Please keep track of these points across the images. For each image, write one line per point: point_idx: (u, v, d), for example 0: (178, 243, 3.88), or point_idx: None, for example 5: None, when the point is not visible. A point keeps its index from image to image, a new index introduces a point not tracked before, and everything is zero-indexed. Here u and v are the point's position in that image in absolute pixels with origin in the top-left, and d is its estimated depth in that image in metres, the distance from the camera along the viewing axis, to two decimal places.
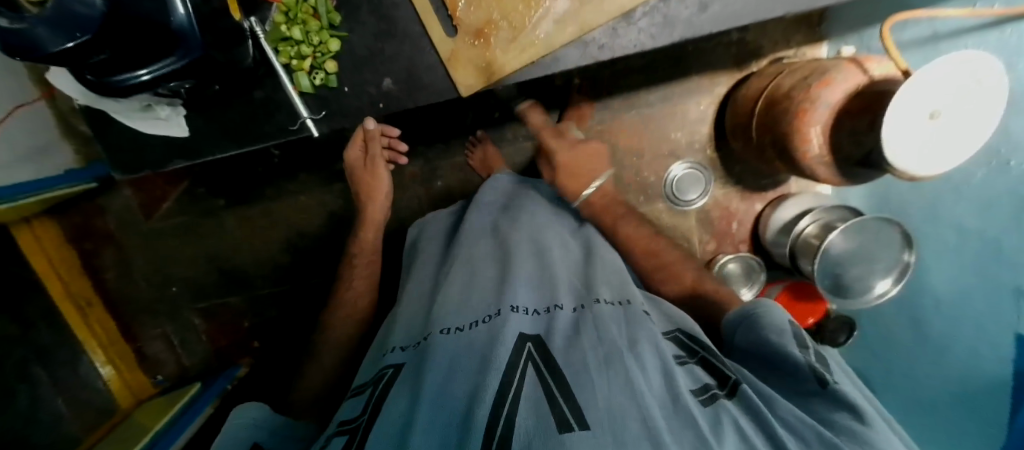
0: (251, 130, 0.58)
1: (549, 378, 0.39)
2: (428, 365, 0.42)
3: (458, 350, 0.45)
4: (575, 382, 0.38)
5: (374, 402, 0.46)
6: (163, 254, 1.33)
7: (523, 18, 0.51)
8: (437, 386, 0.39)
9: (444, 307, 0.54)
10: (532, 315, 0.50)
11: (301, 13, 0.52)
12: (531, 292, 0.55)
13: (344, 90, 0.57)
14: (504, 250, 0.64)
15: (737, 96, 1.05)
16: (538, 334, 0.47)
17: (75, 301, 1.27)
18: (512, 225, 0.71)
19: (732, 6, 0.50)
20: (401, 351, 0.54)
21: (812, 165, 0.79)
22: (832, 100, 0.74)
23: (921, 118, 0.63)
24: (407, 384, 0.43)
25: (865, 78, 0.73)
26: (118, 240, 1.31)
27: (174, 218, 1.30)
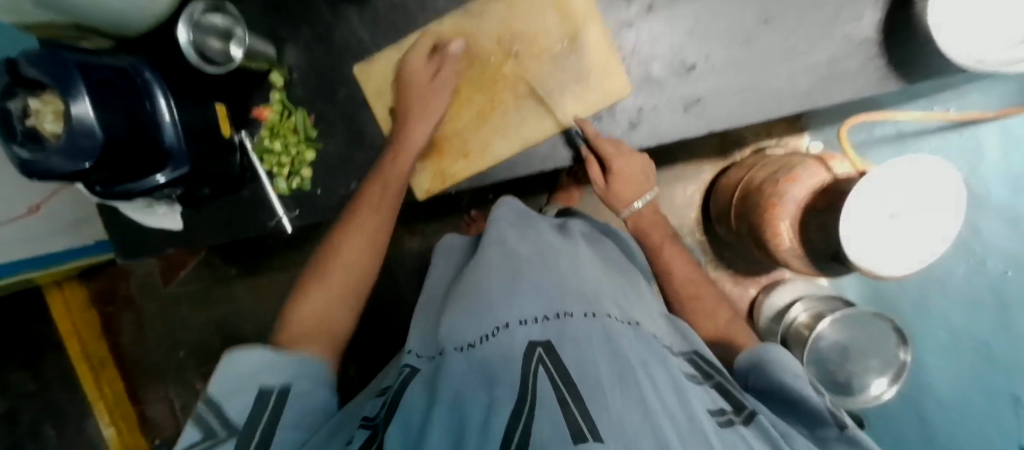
0: (235, 225, 0.55)
1: (561, 381, 0.36)
2: (445, 375, 0.40)
3: (468, 366, 0.40)
4: (586, 391, 0.35)
5: (394, 397, 0.43)
6: (174, 319, 1.39)
7: (469, 131, 0.50)
8: (455, 386, 0.38)
9: (453, 308, 0.49)
10: (542, 322, 0.43)
11: (283, 129, 0.51)
12: (541, 297, 0.46)
13: (318, 192, 0.53)
14: (510, 249, 0.54)
15: (718, 188, 1.08)
16: (548, 338, 0.41)
17: (91, 362, 1.36)
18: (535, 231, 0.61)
19: (659, 128, 0.49)
20: (417, 356, 0.49)
21: (786, 257, 0.79)
22: (800, 196, 0.76)
23: (882, 216, 0.63)
24: (424, 385, 0.41)
25: (829, 175, 0.75)
26: (137, 303, 1.38)
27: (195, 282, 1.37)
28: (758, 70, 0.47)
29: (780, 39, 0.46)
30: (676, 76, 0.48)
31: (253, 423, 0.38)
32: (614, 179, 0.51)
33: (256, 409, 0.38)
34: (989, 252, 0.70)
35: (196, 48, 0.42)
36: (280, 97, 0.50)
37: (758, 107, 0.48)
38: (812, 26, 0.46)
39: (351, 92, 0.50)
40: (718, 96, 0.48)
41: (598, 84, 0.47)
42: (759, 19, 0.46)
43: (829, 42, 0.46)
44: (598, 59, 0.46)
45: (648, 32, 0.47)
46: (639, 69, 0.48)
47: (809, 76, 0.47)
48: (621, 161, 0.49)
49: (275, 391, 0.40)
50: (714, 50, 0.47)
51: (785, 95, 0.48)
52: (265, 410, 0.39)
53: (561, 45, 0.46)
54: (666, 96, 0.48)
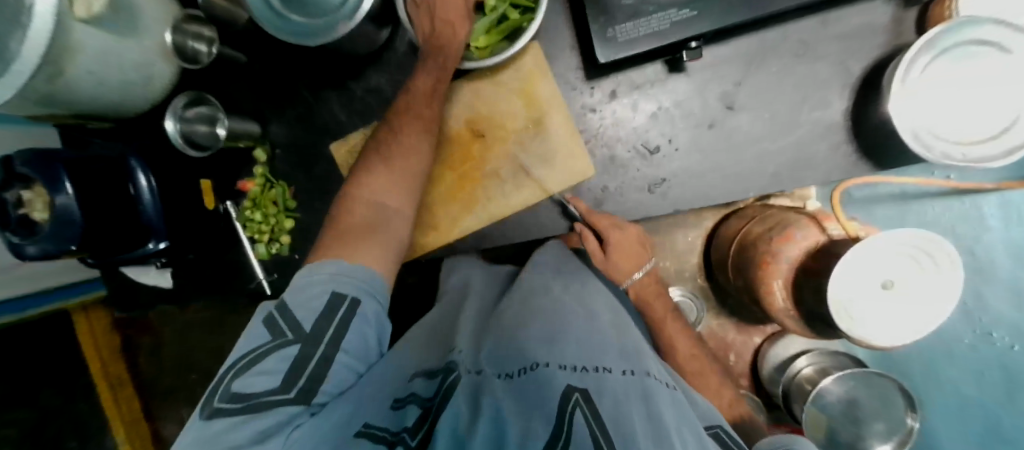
0: (219, 286, 0.57)
1: (602, 436, 0.25)
2: (483, 396, 0.30)
3: (492, 415, 0.28)
4: (624, 442, 0.24)
5: (447, 385, 0.32)
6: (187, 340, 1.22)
7: (444, 204, 0.52)
8: (487, 414, 0.28)
9: (494, 336, 0.39)
10: (583, 371, 0.31)
11: (263, 199, 0.53)
12: (584, 345, 0.35)
13: (295, 257, 0.55)
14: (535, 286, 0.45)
15: (717, 236, 1.05)
16: (585, 384, 0.30)
17: None
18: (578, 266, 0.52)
19: (625, 206, 0.50)
20: (463, 354, 0.37)
21: (781, 316, 0.78)
22: (793, 256, 0.73)
23: (872, 286, 0.61)
24: (468, 394, 0.31)
25: (824, 236, 0.72)
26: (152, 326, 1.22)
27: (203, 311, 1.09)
28: (723, 152, 0.47)
29: (745, 125, 0.47)
30: (639, 159, 0.48)
31: (315, 335, 0.34)
32: (611, 252, 0.50)
33: (327, 308, 0.35)
34: (994, 323, 0.66)
35: (183, 135, 0.46)
36: (261, 171, 0.53)
37: (723, 190, 0.48)
38: (778, 113, 0.46)
39: (327, 167, 0.53)
40: (684, 176, 0.48)
41: (564, 164, 0.48)
42: (720, 104, 0.47)
43: (796, 128, 0.46)
44: (561, 144, 0.48)
45: (610, 116, 0.48)
46: (603, 150, 0.49)
47: (779, 160, 0.47)
48: (616, 231, 0.49)
49: (344, 302, 0.36)
50: (677, 133, 0.47)
51: (753, 178, 0.47)
52: (331, 317, 0.35)
53: (523, 129, 0.49)
54: (630, 177, 0.49)
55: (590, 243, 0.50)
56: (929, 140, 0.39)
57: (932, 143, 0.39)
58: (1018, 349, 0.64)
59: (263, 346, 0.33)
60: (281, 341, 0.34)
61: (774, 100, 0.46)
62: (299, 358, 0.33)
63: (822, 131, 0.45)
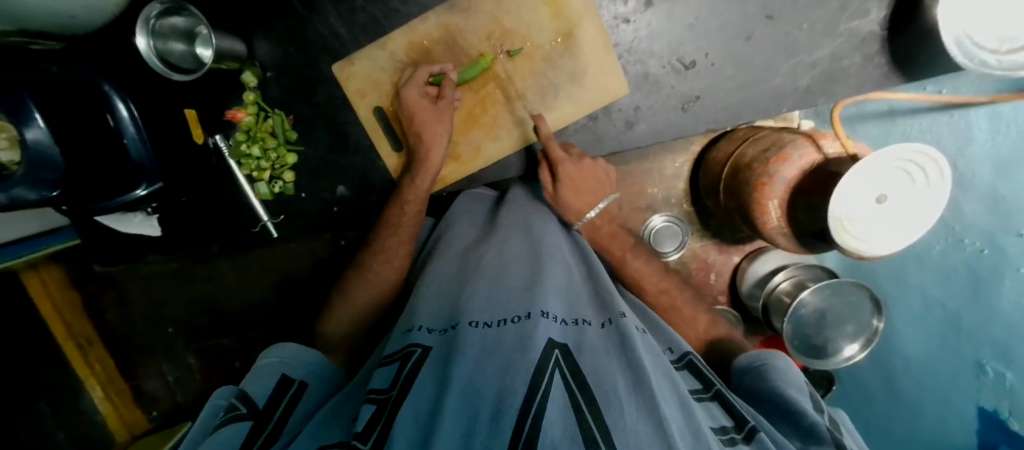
0: (222, 230, 0.58)
1: (574, 381, 0.29)
2: (454, 356, 0.31)
3: (482, 349, 0.31)
4: (603, 396, 0.27)
5: (406, 373, 0.32)
6: (135, 305, 1.02)
7: (464, 133, 0.53)
8: (468, 372, 0.29)
9: (470, 285, 0.40)
10: (562, 324, 0.35)
11: (261, 132, 0.53)
12: (566, 297, 0.39)
13: (301, 196, 0.57)
14: (523, 240, 0.46)
15: (707, 160, 0.94)
16: (566, 341, 0.33)
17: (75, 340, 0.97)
18: (546, 226, 0.50)
19: (656, 126, 0.51)
20: (427, 333, 0.37)
21: (772, 235, 0.74)
22: (790, 176, 0.69)
23: (870, 198, 0.61)
24: (435, 370, 0.31)
25: (819, 156, 0.68)
26: (116, 284, 1.00)
27: (172, 262, 0.99)
28: (756, 68, 0.48)
29: (775, 37, 0.46)
30: (672, 76, 0.49)
31: (267, 409, 0.38)
32: (563, 186, 0.50)
33: (276, 391, 0.40)
34: (966, 230, 0.67)
35: (159, 55, 0.40)
36: (253, 98, 0.51)
37: (752, 105, 0.49)
38: (817, 23, 0.46)
39: (329, 91, 0.52)
40: (716, 93, 0.49)
41: (595, 83, 0.49)
42: (760, 15, 0.46)
43: (833, 39, 0.46)
44: (592, 60, 0.48)
45: (645, 27, 0.48)
46: (634, 68, 0.49)
47: (811, 73, 0.47)
48: (568, 164, 0.49)
49: (293, 383, 0.42)
50: (712, 47, 0.47)
51: (783, 93, 0.48)
52: (282, 395, 0.40)
53: (551, 44, 0.48)
54: (663, 94, 0.50)
55: (545, 174, 0.51)
56: (970, 48, 0.39)
57: (973, 51, 0.39)
58: (987, 252, 0.64)
59: (220, 422, 0.37)
60: (233, 415, 0.37)
61: (816, 7, 0.45)
62: (250, 430, 0.36)
63: (858, 43, 0.46)
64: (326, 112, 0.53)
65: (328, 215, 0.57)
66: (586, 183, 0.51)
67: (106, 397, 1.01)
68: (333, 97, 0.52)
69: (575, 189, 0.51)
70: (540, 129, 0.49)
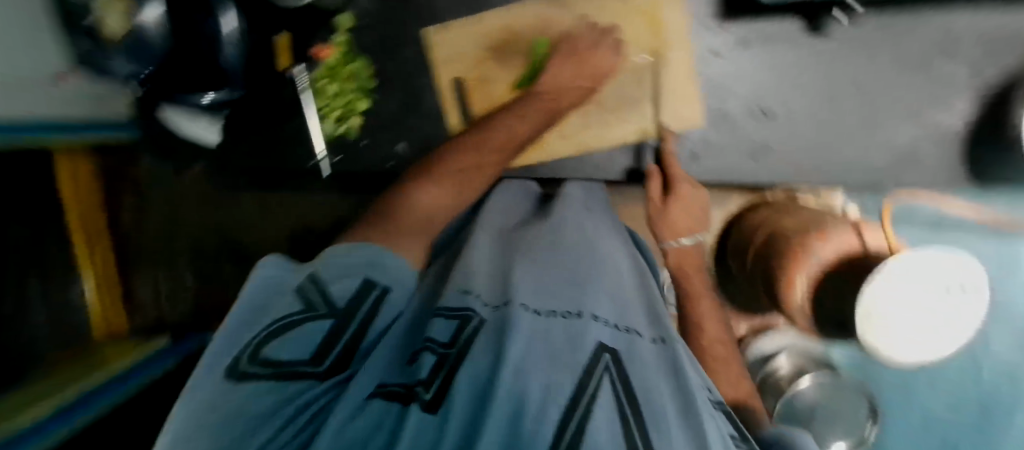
0: (275, 157, 0.59)
1: (626, 396, 0.26)
2: (506, 336, 0.28)
3: (536, 338, 0.29)
4: (652, 418, 0.25)
5: (465, 338, 0.30)
6: (158, 215, 1.04)
7: None
8: (519, 356, 0.27)
9: (518, 272, 0.38)
10: (614, 330, 0.33)
11: (342, 72, 0.55)
12: (617, 304, 0.37)
13: (361, 143, 0.57)
14: (587, 241, 0.44)
15: (746, 219, 0.90)
16: (616, 347, 0.31)
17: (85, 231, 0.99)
18: (607, 233, 0.47)
19: (721, 165, 0.52)
20: (482, 305, 0.35)
21: (792, 314, 0.71)
22: (824, 256, 0.65)
23: (905, 304, 0.58)
24: (485, 344, 0.29)
25: (860, 245, 0.65)
26: (146, 190, 1.02)
27: (203, 183, 1.00)
28: (833, 133, 0.49)
29: (861, 109, 0.48)
30: (751, 120, 0.50)
31: (348, 311, 0.31)
32: (672, 204, 0.48)
33: (355, 290, 0.32)
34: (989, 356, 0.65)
35: None
36: (342, 40, 0.54)
37: (821, 168, 0.50)
38: (904, 105, 0.47)
39: (416, 52, 0.54)
40: (790, 148, 0.50)
41: (672, 107, 0.51)
42: (848, 84, 0.48)
43: (915, 125, 0.48)
44: (676, 83, 0.51)
45: (734, 66, 0.49)
46: (715, 104, 0.51)
47: (886, 153, 0.49)
48: (686, 185, 0.48)
49: (374, 288, 0.33)
50: (795, 102, 0.49)
51: (854, 164, 0.50)
52: (360, 299, 0.32)
53: (641, 59, 0.50)
54: (736, 134, 0.51)
55: (654, 185, 0.50)
56: None
57: None
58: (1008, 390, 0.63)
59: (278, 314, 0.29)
60: (300, 308, 0.30)
61: (907, 91, 0.47)
62: (329, 330, 0.30)
63: (937, 136, 0.48)
64: (407, 71, 0.55)
65: (382, 168, 0.58)
66: (693, 213, 0.48)
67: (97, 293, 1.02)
68: (420, 58, 0.54)
69: (681, 209, 0.48)
70: (665, 144, 0.51)
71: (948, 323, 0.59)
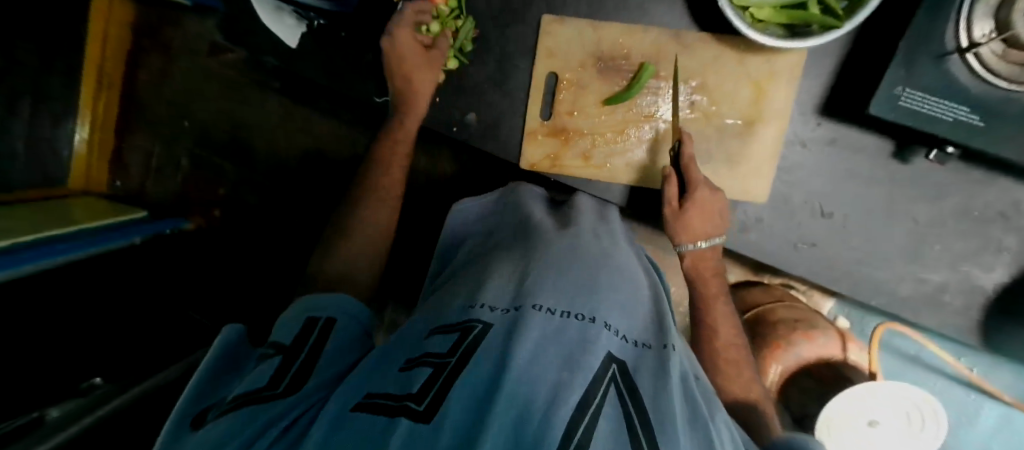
0: (344, 80, 0.58)
1: (632, 407, 0.27)
2: (515, 339, 0.29)
3: (546, 339, 0.30)
4: (659, 426, 0.26)
5: (466, 345, 0.29)
6: (179, 82, 0.98)
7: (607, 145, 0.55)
8: (526, 360, 0.27)
9: (533, 274, 0.38)
10: (623, 340, 0.34)
11: (445, 26, 0.54)
12: (627, 311, 0.38)
13: (436, 101, 0.57)
14: (603, 252, 0.45)
15: (732, 294, 0.83)
16: (624, 357, 0.32)
17: (99, 77, 0.94)
18: (625, 251, 0.48)
19: (763, 245, 0.53)
20: (489, 311, 0.34)
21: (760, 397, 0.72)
22: (804, 354, 0.70)
23: (860, 421, 0.60)
24: (495, 344, 0.29)
25: (841, 355, 0.70)
26: (175, 55, 0.96)
27: (235, 71, 0.96)
28: (877, 255, 0.51)
29: (909, 241, 0.50)
30: (809, 216, 0.52)
31: (297, 343, 0.37)
32: (689, 210, 0.49)
33: (303, 329, 0.38)
34: None
35: None
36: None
37: (851, 280, 0.52)
38: (948, 251, 0.50)
39: (523, 34, 0.54)
40: (831, 252, 0.52)
41: (743, 177, 0.52)
42: (907, 215, 0.50)
43: (951, 273, 0.50)
44: (756, 156, 0.52)
45: (813, 160, 0.51)
46: (781, 187, 0.52)
47: (914, 289, 0.51)
48: (704, 190, 0.49)
49: (320, 321, 0.40)
50: (854, 214, 0.51)
51: (882, 288, 0.52)
52: (309, 332, 0.38)
53: (733, 122, 0.52)
54: (789, 222, 0.52)
55: (672, 191, 0.51)
56: None
57: None
58: None
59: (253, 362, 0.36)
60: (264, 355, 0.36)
61: (956, 239, 0.49)
62: (281, 361, 0.35)
63: (966, 290, 0.50)
64: (507, 48, 0.55)
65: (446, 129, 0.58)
66: (711, 218, 0.50)
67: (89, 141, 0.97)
68: (523, 40, 0.54)
69: (699, 214, 0.50)
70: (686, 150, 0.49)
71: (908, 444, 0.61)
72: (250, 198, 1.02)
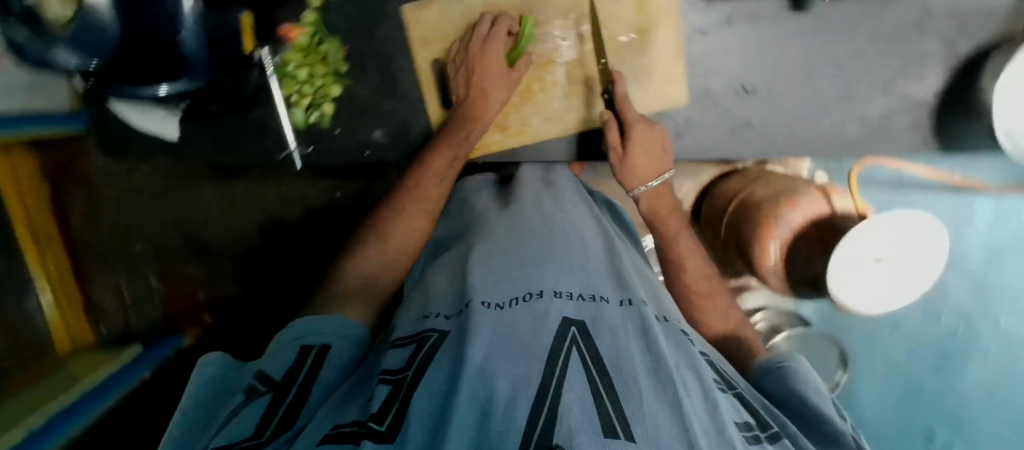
0: (239, 147, 0.57)
1: (595, 367, 0.26)
2: (467, 338, 0.28)
3: (499, 330, 0.29)
4: (621, 382, 0.25)
5: (422, 356, 0.29)
6: (111, 210, 0.95)
7: (517, 108, 0.55)
8: (482, 355, 0.26)
9: (479, 268, 0.37)
10: (578, 301, 0.33)
11: (312, 56, 0.52)
12: (581, 275, 0.37)
13: (336, 131, 0.56)
14: (549, 222, 0.44)
15: (713, 192, 0.88)
16: (582, 319, 0.31)
17: (36, 237, 0.90)
18: (572, 209, 0.47)
19: (701, 143, 0.53)
20: (443, 319, 0.34)
21: (764, 275, 0.72)
22: (795, 222, 0.67)
23: (869, 259, 0.60)
24: (449, 350, 0.29)
25: (828, 210, 0.67)
26: (94, 185, 0.93)
27: (160, 176, 0.93)
28: (813, 108, 0.51)
29: (837, 83, 0.50)
30: (733, 97, 0.51)
31: (287, 379, 0.31)
32: (632, 147, 0.48)
33: (292, 361, 0.33)
34: (946, 308, 0.71)
35: None
36: (312, 19, 0.50)
37: (798, 141, 0.52)
38: (877, 77, 0.49)
39: (392, 31, 0.52)
40: (767, 123, 0.52)
41: (659, 87, 0.51)
42: (825, 59, 0.49)
43: (887, 97, 0.50)
44: (663, 63, 0.50)
45: (718, 43, 0.50)
46: (698, 80, 0.51)
47: (860, 126, 0.51)
48: (641, 125, 0.48)
49: (312, 349, 0.34)
50: (775, 80, 0.50)
51: (830, 138, 0.52)
52: (302, 365, 0.33)
53: (630, 39, 0.50)
54: (716, 111, 0.52)
55: (613, 134, 0.49)
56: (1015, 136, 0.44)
57: None
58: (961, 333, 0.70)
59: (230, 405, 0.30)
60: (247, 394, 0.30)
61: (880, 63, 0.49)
62: (270, 403, 0.28)
63: (908, 107, 0.50)
64: (383, 52, 0.53)
65: (359, 155, 0.57)
66: (656, 152, 0.49)
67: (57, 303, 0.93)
68: (395, 38, 0.52)
69: (644, 150, 0.48)
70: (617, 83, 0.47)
71: (919, 267, 0.62)
72: (230, 289, 1.00)
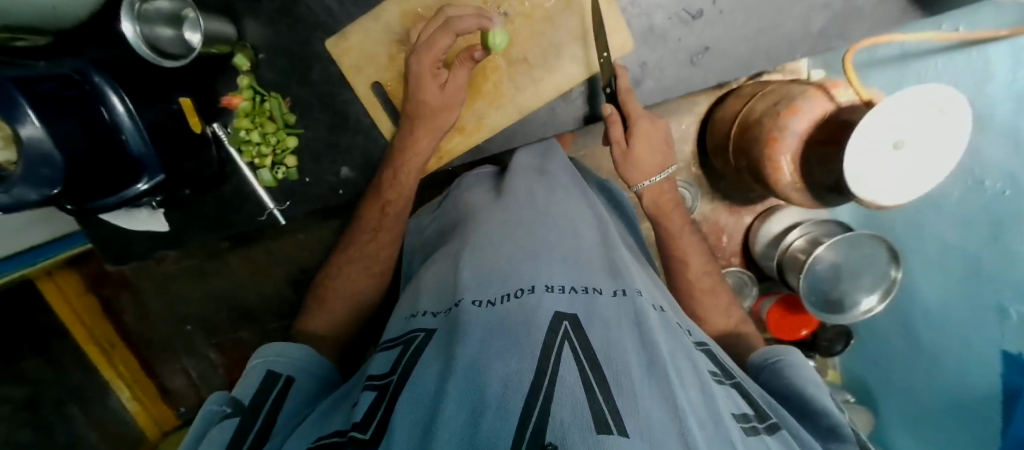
0: (225, 220, 0.60)
1: (587, 358, 0.26)
2: (459, 339, 0.28)
3: (490, 329, 0.28)
4: (614, 376, 0.24)
5: (408, 358, 0.30)
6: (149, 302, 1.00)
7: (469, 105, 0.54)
8: (473, 353, 0.26)
9: (463, 268, 0.37)
10: (570, 294, 0.32)
11: (259, 117, 0.54)
12: (571, 266, 0.36)
13: (305, 180, 0.58)
14: (532, 215, 0.42)
15: (712, 120, 0.82)
16: (574, 311, 0.30)
17: (98, 344, 0.98)
18: (551, 194, 0.46)
19: (664, 83, 0.52)
20: (431, 317, 0.35)
21: (785, 192, 0.63)
22: (802, 129, 0.58)
23: (886, 144, 0.52)
24: (437, 353, 0.29)
25: (831, 106, 0.58)
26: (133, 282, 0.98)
27: (186, 260, 0.96)
28: (769, 13, 0.48)
29: None
30: (677, 28, 0.49)
31: (254, 404, 0.35)
32: (634, 140, 0.48)
33: (260, 385, 0.37)
34: (985, 172, 0.59)
35: (146, 40, 0.41)
36: (248, 82, 0.52)
37: (760, 51, 0.50)
38: None
39: (326, 69, 0.53)
40: (725, 44, 0.50)
41: (598, 40, 0.49)
42: None
43: None
44: (595, 16, 0.48)
45: None
46: (641, 22, 0.50)
47: (824, 16, 0.48)
48: (644, 120, 0.47)
49: (278, 378, 0.38)
50: None
51: (796, 39, 0.49)
52: (267, 392, 0.36)
53: (552, 2, 0.48)
54: (670, 46, 0.50)
55: (617, 130, 0.48)
56: None
57: None
58: (1010, 194, 0.57)
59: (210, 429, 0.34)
60: (220, 416, 0.34)
61: None
62: (238, 425, 0.32)
63: None
64: (324, 91, 0.54)
65: (333, 197, 0.58)
66: (659, 145, 0.49)
67: (134, 396, 1.02)
68: (331, 75, 0.53)
69: (645, 143, 0.48)
70: (619, 80, 0.47)
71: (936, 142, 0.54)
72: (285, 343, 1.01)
